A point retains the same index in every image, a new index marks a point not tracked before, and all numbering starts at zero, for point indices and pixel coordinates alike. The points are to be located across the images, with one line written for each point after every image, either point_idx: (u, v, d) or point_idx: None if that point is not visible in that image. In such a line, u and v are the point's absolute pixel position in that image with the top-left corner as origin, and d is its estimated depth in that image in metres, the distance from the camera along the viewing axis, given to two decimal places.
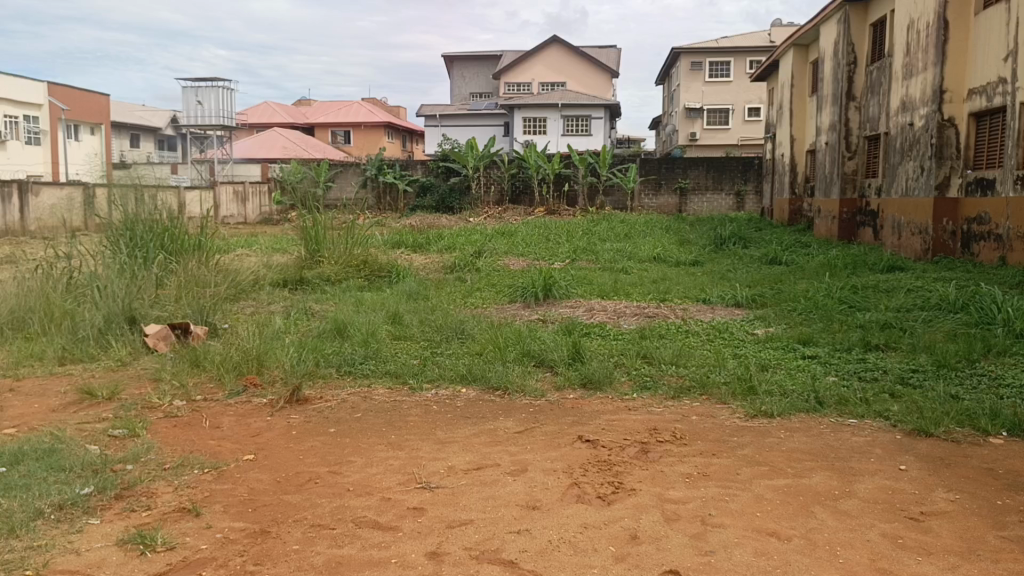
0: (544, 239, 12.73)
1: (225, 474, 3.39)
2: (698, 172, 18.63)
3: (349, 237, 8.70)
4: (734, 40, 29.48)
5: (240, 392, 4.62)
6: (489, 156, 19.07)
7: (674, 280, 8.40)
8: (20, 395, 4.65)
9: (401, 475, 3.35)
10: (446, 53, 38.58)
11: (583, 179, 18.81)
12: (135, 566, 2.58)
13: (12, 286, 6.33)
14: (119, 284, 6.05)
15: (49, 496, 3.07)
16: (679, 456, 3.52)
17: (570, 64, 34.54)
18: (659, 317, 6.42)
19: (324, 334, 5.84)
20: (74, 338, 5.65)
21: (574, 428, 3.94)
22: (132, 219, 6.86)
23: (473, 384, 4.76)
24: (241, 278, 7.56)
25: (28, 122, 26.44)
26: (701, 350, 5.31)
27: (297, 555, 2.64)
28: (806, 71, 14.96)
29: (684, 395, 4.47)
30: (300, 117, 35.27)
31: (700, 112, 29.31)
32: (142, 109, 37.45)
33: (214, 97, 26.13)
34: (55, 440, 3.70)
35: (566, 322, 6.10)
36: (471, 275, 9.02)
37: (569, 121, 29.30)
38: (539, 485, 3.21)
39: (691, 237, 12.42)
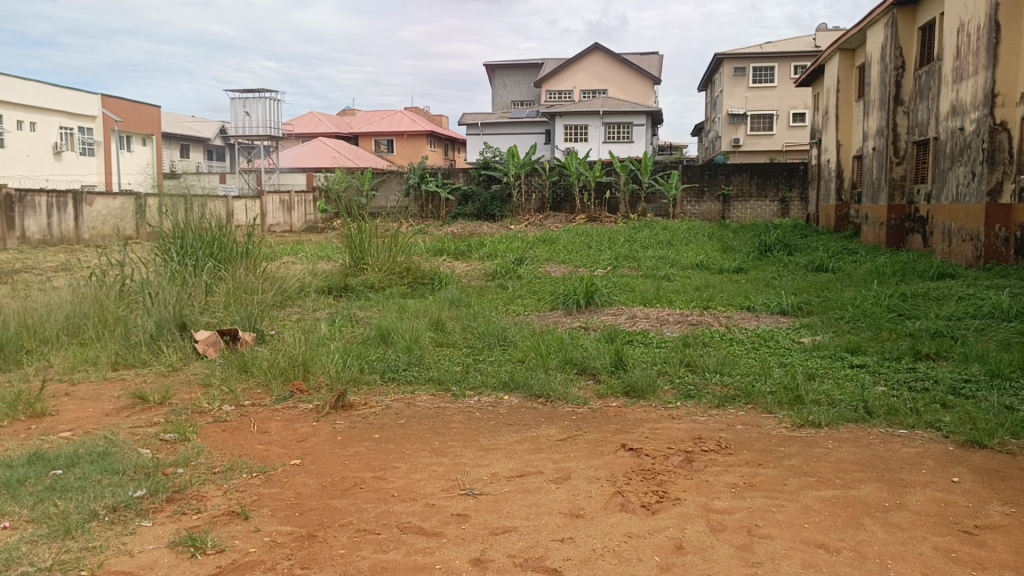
0: (586, 246, 12.68)
1: (273, 479, 3.44)
2: (742, 179, 18.40)
3: (393, 244, 8.78)
4: (778, 45, 29.17)
5: (287, 397, 4.69)
6: (531, 164, 19.19)
7: (716, 287, 8.34)
8: (76, 399, 4.78)
9: (444, 481, 3.37)
10: (487, 63, 38.78)
11: (625, 186, 18.78)
12: (185, 568, 2.63)
13: (68, 294, 6.49)
14: (170, 291, 6.20)
15: (104, 497, 3.15)
16: (725, 465, 3.48)
17: (612, 72, 34.48)
18: (703, 325, 6.38)
19: (368, 341, 5.91)
20: (127, 343, 5.78)
21: (617, 436, 3.93)
22: (183, 227, 7.01)
23: (515, 391, 4.76)
24: (288, 285, 7.69)
25: (82, 133, 27.22)
26: (746, 359, 5.25)
27: (343, 559, 2.67)
28: (852, 75, 14.72)
29: (728, 403, 4.43)
30: (344, 128, 35.74)
31: (744, 118, 29.04)
32: (191, 121, 38.28)
33: (261, 108, 26.57)
34: (108, 444, 3.79)
35: (607, 329, 6.12)
36: (513, 282, 9.07)
37: (610, 128, 29.25)
38: (582, 493, 3.20)
39: (734, 245, 12.30)
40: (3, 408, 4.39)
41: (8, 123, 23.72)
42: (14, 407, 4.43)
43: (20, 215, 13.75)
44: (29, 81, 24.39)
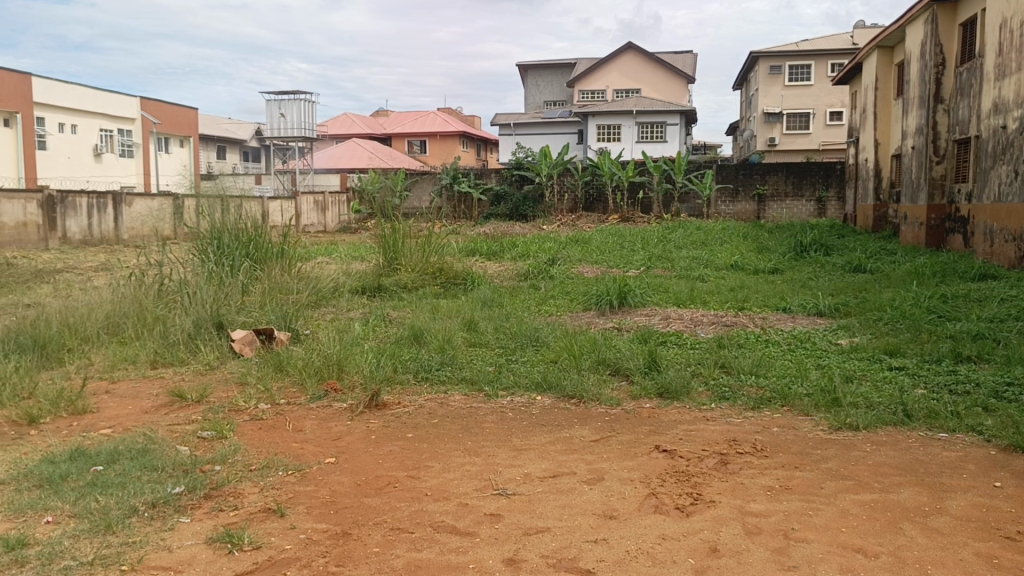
0: (619, 247, 12.64)
1: (308, 477, 3.47)
2: (777, 178, 18.18)
3: (426, 245, 8.80)
4: (815, 43, 28.82)
5: (321, 396, 4.73)
6: (563, 164, 19.18)
7: (752, 288, 8.26)
8: (116, 397, 4.86)
9: (478, 481, 3.38)
10: (520, 63, 38.80)
11: (658, 186, 18.67)
12: (222, 564, 2.66)
13: (108, 293, 6.61)
14: (207, 290, 6.29)
15: (143, 494, 3.20)
16: (760, 468, 3.44)
17: (645, 71, 34.30)
18: (738, 326, 6.31)
19: (401, 340, 5.95)
20: (165, 342, 5.87)
21: (650, 437, 3.90)
22: (220, 229, 7.10)
23: (548, 392, 4.76)
24: (323, 285, 7.75)
25: (121, 136, 27.73)
26: (781, 361, 5.19)
27: (376, 558, 2.68)
28: (890, 73, 14.50)
29: (764, 406, 4.38)
30: (377, 129, 36.00)
31: (780, 117, 28.71)
32: (228, 123, 38.82)
33: (296, 109, 26.86)
34: (148, 441, 3.86)
35: (640, 330, 6.08)
36: (545, 282, 9.05)
37: (643, 128, 29.10)
38: (616, 494, 3.19)
39: (770, 245, 12.15)
40: (46, 405, 4.48)
41: (51, 126, 24.24)
42: (57, 404, 4.51)
43: (62, 216, 14.04)
44: (71, 85, 24.90)
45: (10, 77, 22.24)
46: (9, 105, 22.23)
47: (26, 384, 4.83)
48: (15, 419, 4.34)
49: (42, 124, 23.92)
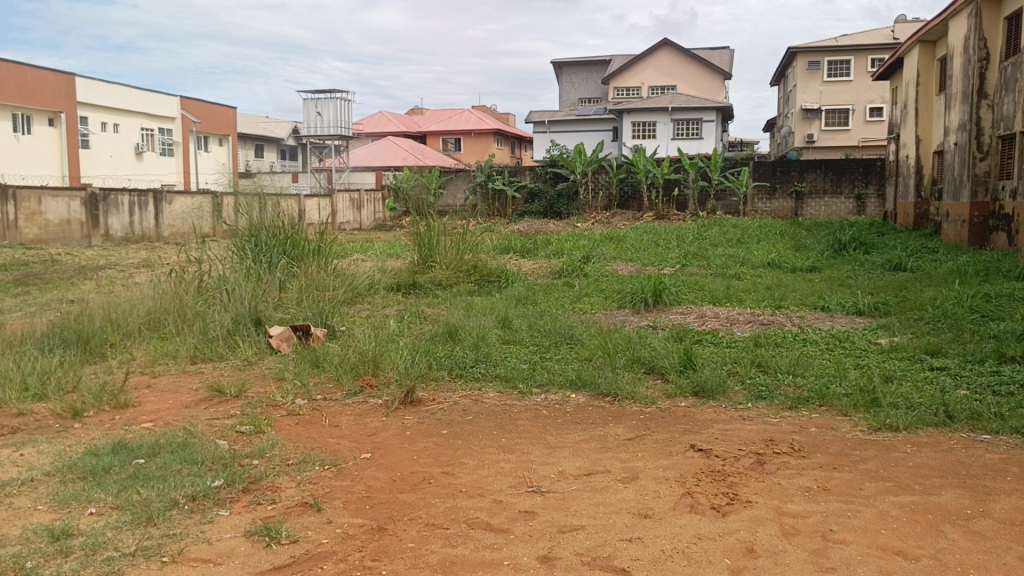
0: (655, 245, 12.53)
1: (344, 472, 3.51)
2: (816, 175, 17.92)
3: (461, 242, 8.82)
4: (854, 38, 28.39)
5: (357, 392, 4.78)
6: (598, 161, 19.13)
7: (790, 286, 8.17)
8: (157, 391, 4.95)
9: (512, 478, 3.38)
10: (555, 61, 38.74)
11: (694, 183, 18.52)
12: (261, 557, 2.70)
13: (149, 290, 6.73)
14: (245, 287, 6.38)
15: (184, 487, 3.25)
16: (798, 468, 3.41)
17: (681, 68, 34.04)
18: (775, 324, 6.26)
19: (436, 338, 5.96)
20: (205, 338, 5.96)
21: (685, 436, 3.88)
22: (258, 226, 7.22)
23: (582, 390, 4.75)
24: (358, 282, 7.80)
25: (162, 134, 28.20)
26: (819, 360, 5.12)
27: (412, 553, 2.70)
28: (933, 68, 14.24)
29: (802, 405, 4.33)
30: (412, 127, 36.18)
31: (818, 113, 28.32)
32: (266, 121, 39.29)
33: (332, 108, 27.09)
34: (188, 435, 3.92)
35: (676, 328, 6.03)
36: (579, 280, 9.01)
37: (679, 125, 28.88)
38: (651, 493, 3.18)
39: (808, 244, 11.96)
40: (90, 399, 4.57)
41: (93, 125, 24.73)
42: (100, 398, 4.60)
43: (104, 213, 14.30)
44: (114, 85, 25.38)
45: (54, 77, 22.72)
46: (53, 105, 22.72)
47: (70, 378, 4.94)
48: (60, 412, 4.44)
49: (85, 123, 24.42)
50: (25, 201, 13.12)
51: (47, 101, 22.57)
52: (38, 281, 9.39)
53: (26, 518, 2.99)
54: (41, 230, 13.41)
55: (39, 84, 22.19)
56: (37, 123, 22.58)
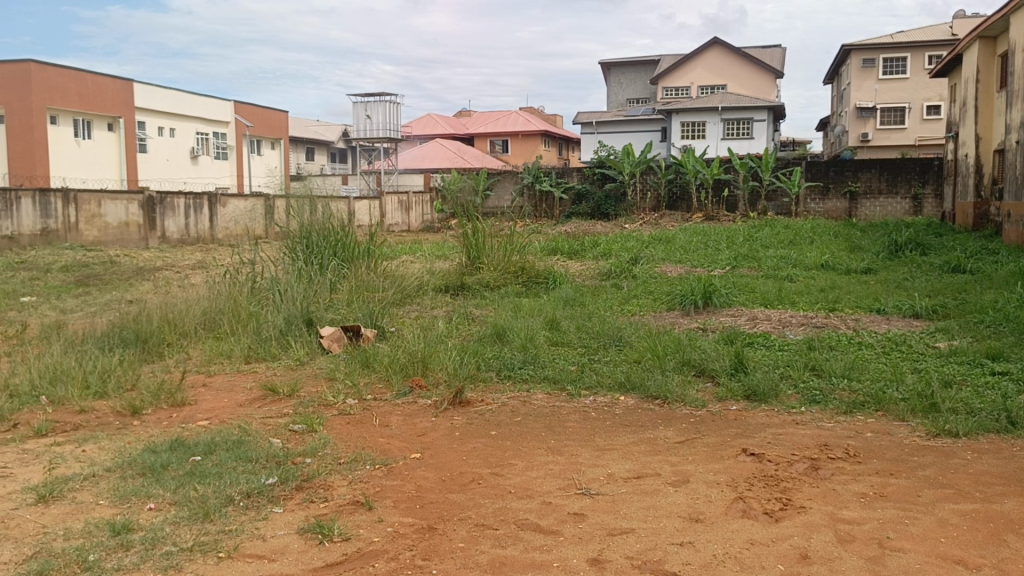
0: (704, 246, 12.36)
1: (395, 471, 3.54)
2: (870, 175, 17.53)
3: (508, 244, 8.85)
4: (910, 35, 27.77)
5: (407, 392, 4.82)
6: (647, 162, 19.02)
7: (844, 288, 8.04)
8: (212, 390, 5.05)
9: (561, 480, 3.38)
10: (603, 61, 38.62)
11: (744, 184, 18.30)
12: (313, 554, 2.74)
13: (204, 290, 6.88)
14: (297, 288, 6.52)
15: (239, 484, 3.32)
16: (853, 474, 3.34)
17: (731, 67, 33.65)
18: (828, 328, 6.12)
19: (484, 339, 5.99)
20: (259, 337, 6.07)
21: (737, 440, 3.83)
22: (309, 228, 7.35)
23: (631, 392, 4.72)
24: (407, 283, 7.86)
25: (216, 139, 28.82)
26: (875, 364, 5.02)
27: (462, 552, 2.72)
28: (993, 64, 13.84)
29: (857, 410, 4.26)
30: (460, 129, 36.40)
31: (873, 112, 27.76)
32: (317, 125, 39.88)
33: (382, 111, 27.37)
34: (243, 432, 4.00)
35: (726, 330, 5.97)
36: (628, 282, 8.93)
37: (729, 125, 28.55)
38: (702, 497, 3.14)
39: (863, 245, 11.72)
40: (148, 397, 4.69)
41: (151, 130, 25.36)
42: (157, 396, 4.71)
43: (161, 216, 14.66)
44: (171, 90, 26.02)
45: (113, 84, 23.38)
46: (112, 110, 23.37)
47: (129, 376, 5.08)
48: (119, 410, 4.56)
49: (143, 128, 25.06)
50: (86, 203, 13.52)
51: (107, 107, 23.23)
52: (99, 282, 9.67)
53: (89, 513, 3.08)
54: (101, 232, 13.80)
55: (99, 90, 22.85)
56: (96, 128, 23.25)
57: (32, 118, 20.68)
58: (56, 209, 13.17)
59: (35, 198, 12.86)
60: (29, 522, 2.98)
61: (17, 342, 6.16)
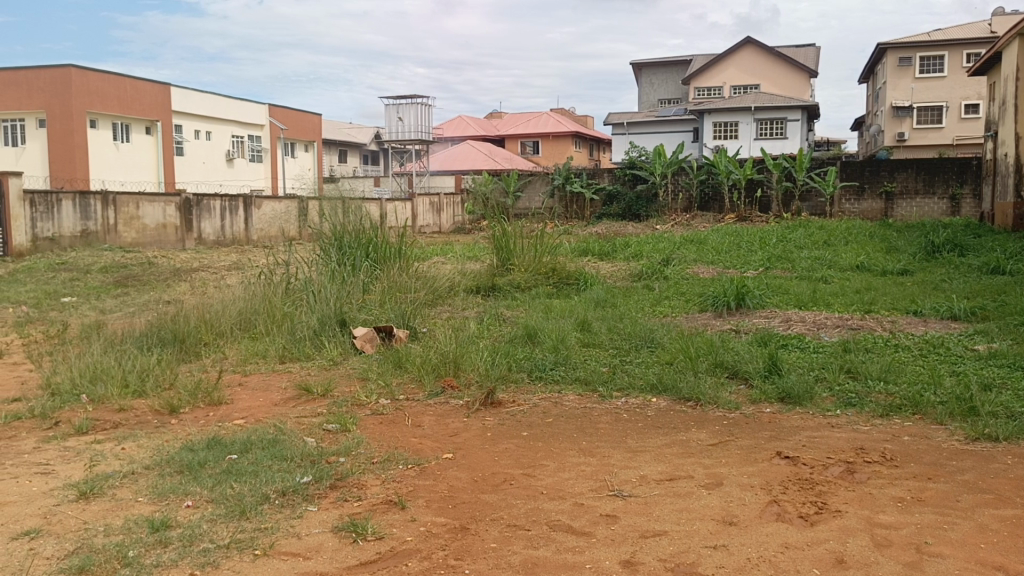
0: (736, 247, 12.28)
1: (427, 471, 3.56)
2: (907, 174, 17.23)
3: (539, 245, 8.86)
4: (948, 32, 27.35)
5: (439, 393, 4.85)
6: (679, 163, 18.93)
7: (880, 288, 8.00)
8: (247, 390, 5.12)
9: (593, 482, 3.37)
10: (634, 62, 38.49)
11: (778, 184, 18.12)
12: (348, 553, 2.76)
13: (240, 290, 6.98)
14: (331, 289, 6.60)
15: (274, 482, 3.36)
16: (890, 478, 3.30)
17: (764, 66, 33.35)
18: (865, 329, 6.07)
19: (515, 339, 6.02)
20: (293, 338, 6.14)
21: (771, 443, 3.80)
22: (341, 230, 7.44)
23: (663, 394, 4.70)
24: (439, 284, 7.90)
25: (251, 141, 29.19)
26: (912, 366, 4.94)
27: (494, 553, 2.73)
28: None
29: (893, 413, 4.20)
30: (491, 130, 36.49)
31: (910, 111, 27.35)
32: (350, 127, 40.27)
33: (413, 113, 27.51)
34: (278, 432, 4.05)
35: (760, 332, 5.92)
36: (659, 283, 8.90)
37: (762, 125, 28.28)
38: (736, 500, 3.12)
39: (899, 245, 11.61)
40: (186, 395, 4.77)
41: (187, 133, 25.74)
42: (195, 395, 4.79)
43: (197, 218, 14.93)
44: (207, 94, 26.39)
45: (151, 88, 23.80)
46: (149, 114, 23.79)
47: (167, 375, 5.16)
48: (158, 408, 4.64)
49: (180, 131, 25.46)
50: (125, 206, 13.72)
51: (145, 111, 23.65)
52: (137, 282, 9.88)
53: (128, 510, 3.13)
54: (139, 234, 14.01)
55: (137, 94, 23.27)
56: (135, 131, 23.66)
57: (73, 122, 21.11)
58: (95, 211, 13.35)
59: (76, 201, 13.02)
60: (70, 518, 3.05)
61: (58, 342, 6.28)
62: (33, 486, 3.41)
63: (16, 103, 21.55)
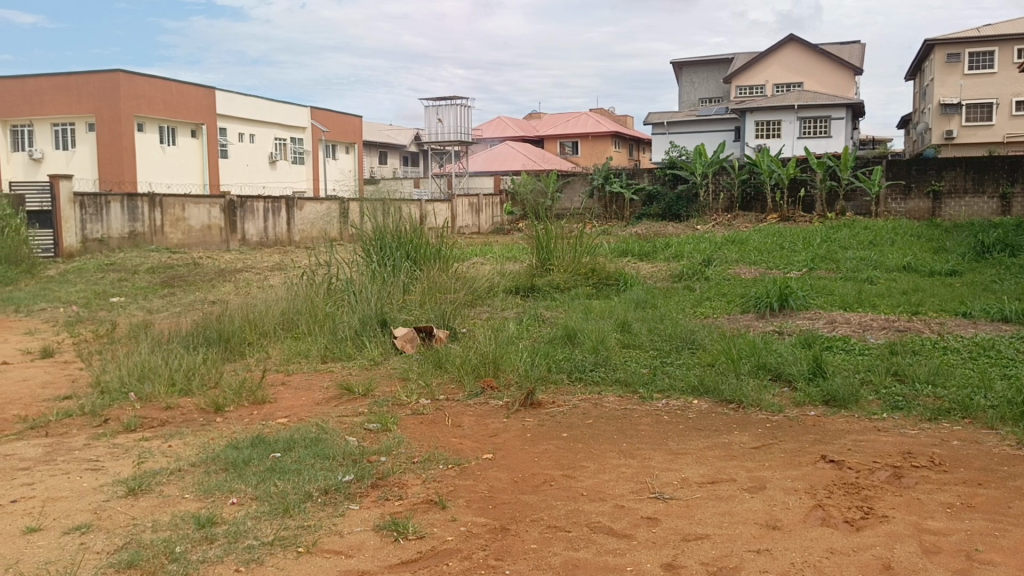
0: (778, 247, 12.14)
1: (467, 471, 3.58)
2: (955, 173, 16.81)
3: (578, 245, 8.85)
4: (999, 27, 26.68)
5: (479, 393, 4.87)
6: (719, 162, 18.77)
7: (927, 290, 7.83)
8: (290, 389, 5.18)
9: (634, 483, 3.36)
10: (675, 61, 38.21)
11: (822, 183, 17.84)
12: (389, 552, 2.78)
13: (284, 291, 7.07)
14: (372, 290, 6.67)
15: (317, 480, 3.40)
16: (939, 483, 3.23)
17: (808, 64, 32.89)
18: (912, 332, 5.93)
19: (555, 340, 6.01)
20: (334, 338, 6.21)
21: (816, 446, 3.75)
22: (382, 230, 7.50)
23: (705, 396, 4.66)
24: (478, 285, 7.92)
25: (294, 143, 29.58)
26: (962, 370, 4.82)
27: (534, 553, 2.73)
28: None
29: (942, 417, 4.12)
30: (530, 130, 36.53)
31: (958, 108, 26.75)
32: (391, 129, 40.60)
33: (453, 115, 27.64)
34: (320, 431, 4.09)
35: (804, 334, 5.84)
36: (700, 283, 8.86)
37: (806, 123, 27.88)
38: (780, 504, 3.08)
39: (947, 245, 11.37)
40: (230, 394, 4.84)
41: (231, 136, 26.17)
42: (239, 394, 4.86)
43: (241, 219, 15.16)
44: (251, 97, 26.80)
45: (196, 91, 24.23)
46: (195, 118, 24.24)
47: (212, 374, 5.25)
48: (203, 408, 4.71)
49: (224, 134, 25.90)
50: (171, 208, 13.97)
51: (190, 114, 24.09)
52: (182, 282, 10.10)
53: (175, 506, 3.19)
54: (184, 235, 14.26)
55: (183, 98, 23.71)
56: (180, 134, 24.12)
57: (121, 126, 21.58)
58: (142, 213, 13.62)
59: (124, 203, 13.29)
60: (119, 514, 3.11)
61: (107, 342, 6.40)
62: (83, 481, 3.50)
63: (66, 108, 22.07)
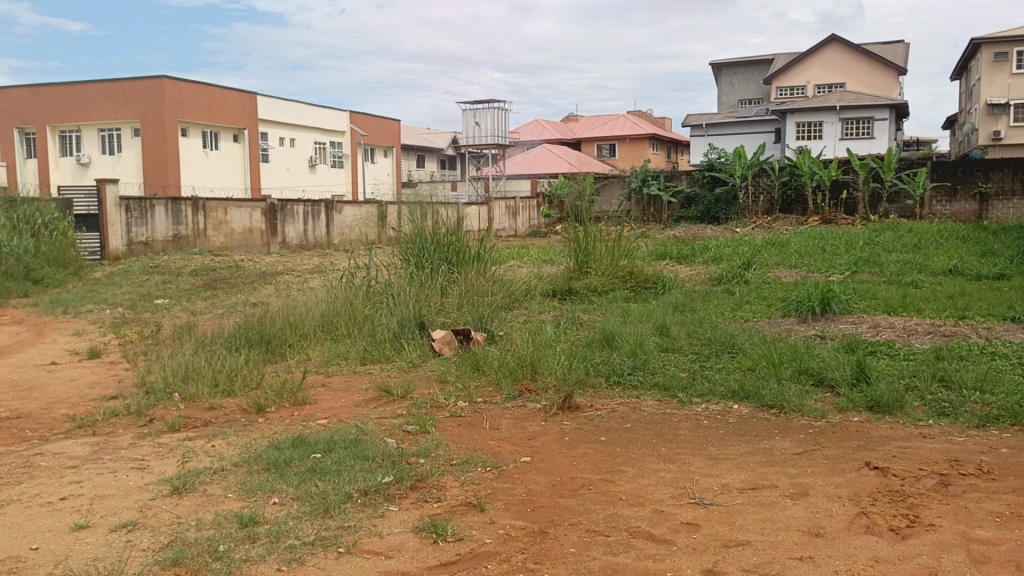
0: (820, 250, 11.96)
1: (505, 473, 3.58)
2: (1003, 174, 16.40)
3: (615, 248, 8.83)
4: None
5: (516, 396, 4.87)
6: (759, 164, 18.61)
7: (973, 294, 7.65)
8: (329, 390, 5.23)
9: (673, 488, 3.33)
10: (714, 62, 37.90)
11: (864, 185, 17.57)
12: (428, 553, 2.80)
13: (323, 293, 7.14)
14: (409, 292, 6.72)
15: (356, 481, 3.43)
16: (987, 492, 3.16)
17: (850, 64, 32.41)
18: (958, 337, 5.81)
19: (593, 344, 5.98)
20: (373, 340, 6.25)
21: (859, 453, 3.69)
22: (422, 233, 7.53)
23: (745, 401, 4.61)
24: (515, 287, 7.94)
25: (333, 147, 29.90)
26: (1011, 376, 4.71)
27: (573, 558, 2.72)
28: None
29: (991, 424, 4.02)
30: (568, 133, 36.52)
31: (1006, 108, 26.15)
32: (429, 133, 40.83)
33: (490, 118, 27.74)
34: (359, 432, 4.12)
35: (846, 338, 5.74)
36: (740, 286, 8.77)
37: (847, 124, 27.49)
38: (822, 511, 3.04)
39: (995, 248, 11.11)
40: (272, 395, 4.91)
41: (272, 140, 26.55)
42: (280, 395, 4.92)
43: (282, 222, 15.36)
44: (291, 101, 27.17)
45: (239, 96, 24.61)
46: (237, 122, 24.62)
47: (254, 375, 5.33)
48: (246, 408, 4.78)
49: (265, 138, 26.28)
50: (214, 211, 14.21)
51: (232, 119, 24.48)
52: (224, 284, 10.28)
53: (218, 505, 3.24)
54: (227, 238, 14.49)
55: (225, 103, 24.10)
56: (222, 139, 24.52)
57: (165, 131, 22.00)
58: (186, 216, 13.87)
59: (168, 206, 13.57)
60: (164, 512, 3.17)
61: (152, 343, 6.54)
62: (130, 480, 3.57)
63: (113, 113, 22.55)
